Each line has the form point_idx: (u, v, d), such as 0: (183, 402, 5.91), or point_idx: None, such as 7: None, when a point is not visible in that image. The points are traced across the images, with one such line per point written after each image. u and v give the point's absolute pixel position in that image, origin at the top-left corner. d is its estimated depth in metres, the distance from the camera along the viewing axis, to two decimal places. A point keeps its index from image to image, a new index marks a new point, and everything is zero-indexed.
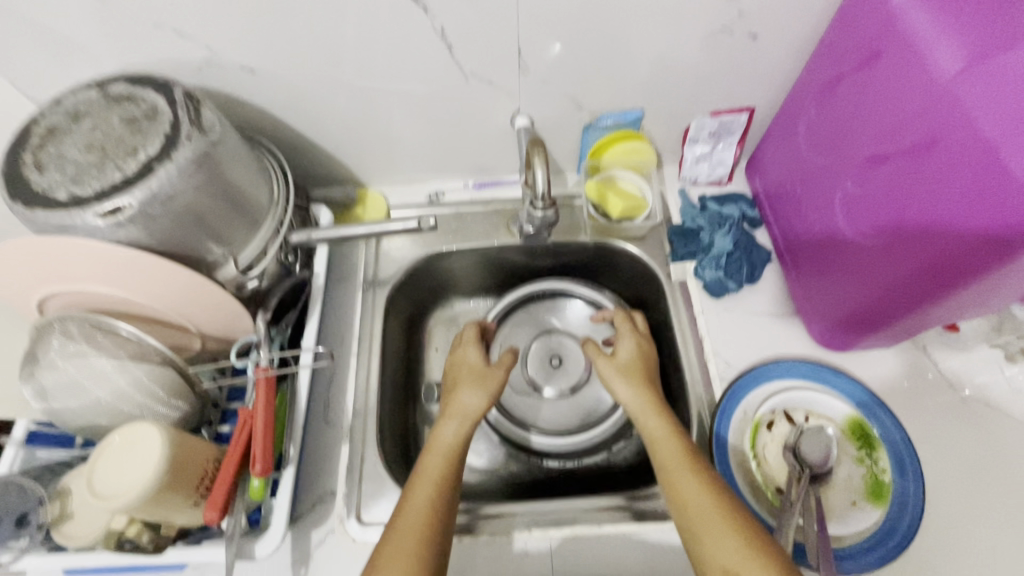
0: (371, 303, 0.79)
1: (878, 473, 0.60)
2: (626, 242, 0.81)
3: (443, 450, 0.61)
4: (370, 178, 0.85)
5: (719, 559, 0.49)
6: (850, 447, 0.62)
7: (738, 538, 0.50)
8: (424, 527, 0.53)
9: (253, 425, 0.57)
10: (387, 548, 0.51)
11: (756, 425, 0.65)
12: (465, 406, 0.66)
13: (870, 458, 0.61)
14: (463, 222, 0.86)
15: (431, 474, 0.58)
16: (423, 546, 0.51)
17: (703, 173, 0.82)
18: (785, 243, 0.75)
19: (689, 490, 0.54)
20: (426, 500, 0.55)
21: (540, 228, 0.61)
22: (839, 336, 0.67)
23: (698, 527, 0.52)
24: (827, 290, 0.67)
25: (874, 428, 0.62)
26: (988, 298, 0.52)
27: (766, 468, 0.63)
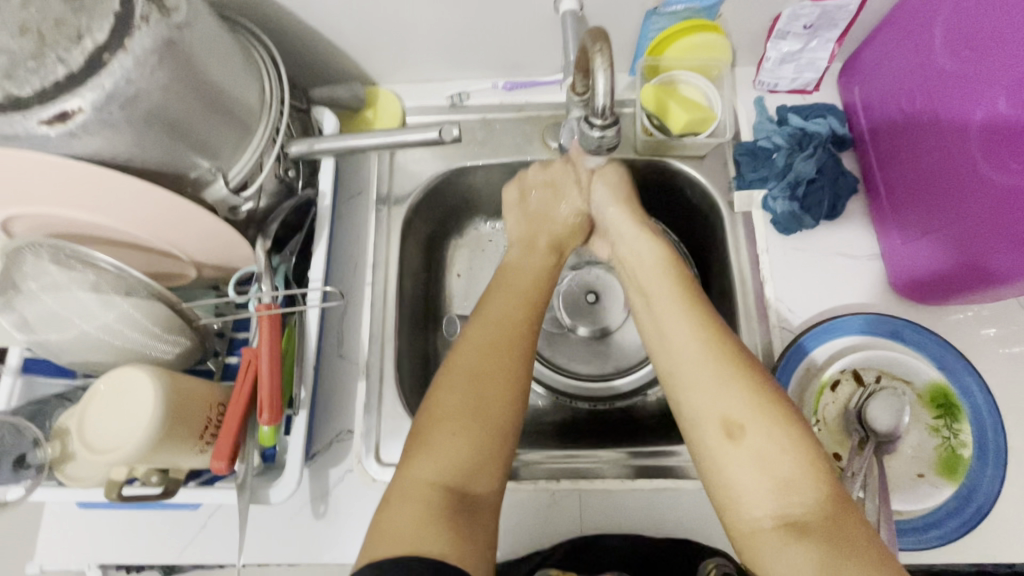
0: (386, 224, 0.70)
1: (955, 447, 0.54)
2: (683, 162, 0.69)
3: (518, 269, 0.61)
4: (381, 73, 0.72)
5: (717, 411, 0.45)
6: (926, 415, 0.55)
7: (740, 387, 0.45)
8: (505, 350, 0.53)
9: (258, 366, 0.51)
10: (461, 364, 0.52)
11: (820, 384, 0.57)
12: (541, 227, 0.65)
13: (947, 429, 0.54)
14: (490, 132, 0.73)
15: (510, 291, 0.58)
16: (498, 365, 0.51)
17: (786, 77, 0.67)
18: (880, 172, 0.63)
19: (685, 339, 0.49)
20: (506, 318, 0.55)
21: (596, 154, 0.47)
22: (933, 288, 0.58)
23: (692, 380, 0.47)
24: (933, 233, 0.56)
25: (958, 396, 0.55)
26: None
27: (824, 430, 0.56)
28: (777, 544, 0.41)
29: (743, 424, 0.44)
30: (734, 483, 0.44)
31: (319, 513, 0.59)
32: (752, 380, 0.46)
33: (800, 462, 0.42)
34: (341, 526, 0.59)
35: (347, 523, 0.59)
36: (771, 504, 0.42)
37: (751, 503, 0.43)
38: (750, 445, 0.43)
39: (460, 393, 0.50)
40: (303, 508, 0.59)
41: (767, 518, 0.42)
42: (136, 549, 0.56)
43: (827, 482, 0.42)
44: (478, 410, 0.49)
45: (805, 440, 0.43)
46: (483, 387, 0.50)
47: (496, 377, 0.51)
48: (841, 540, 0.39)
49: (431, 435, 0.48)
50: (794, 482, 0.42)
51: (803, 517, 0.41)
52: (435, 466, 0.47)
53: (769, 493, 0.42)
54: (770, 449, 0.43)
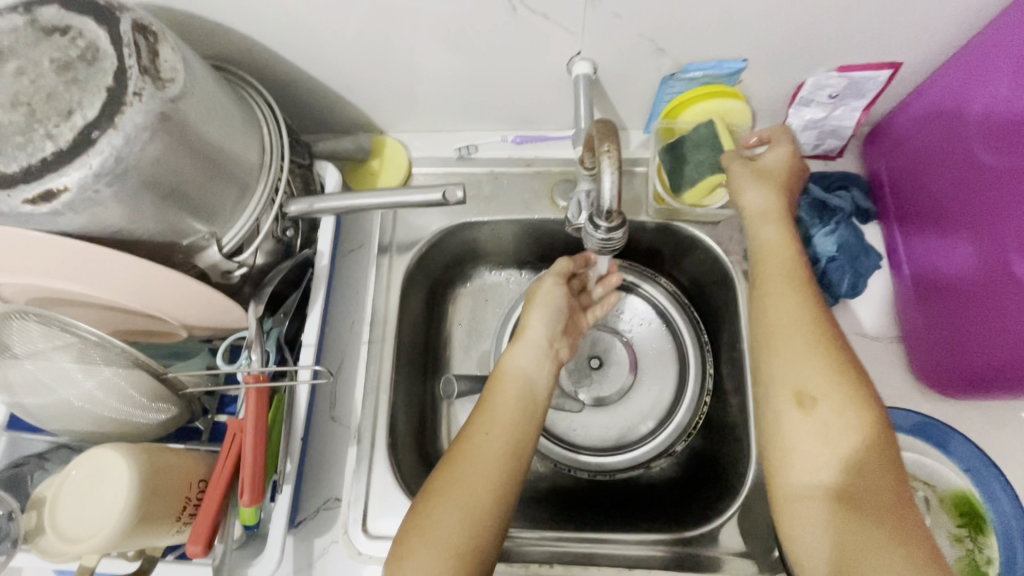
0: (386, 278, 0.68)
1: (980, 562, 0.50)
2: (696, 226, 0.66)
3: (518, 383, 0.54)
4: (389, 123, 0.70)
5: (791, 382, 0.47)
6: (948, 522, 0.51)
7: (825, 360, 0.47)
8: (500, 475, 0.49)
9: (242, 442, 0.49)
10: (445, 481, 0.49)
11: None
12: (538, 331, 0.58)
13: (972, 541, 0.50)
14: (498, 186, 0.71)
15: (502, 412, 0.52)
16: (475, 505, 0.47)
17: (807, 143, 0.64)
18: (906, 254, 0.59)
19: (787, 309, 0.50)
20: (497, 449, 0.50)
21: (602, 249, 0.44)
22: (959, 386, 0.54)
23: (782, 343, 0.48)
24: (961, 331, 0.52)
25: (984, 505, 0.51)
26: None
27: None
28: (820, 507, 0.44)
29: (815, 395, 0.46)
30: (796, 449, 0.45)
31: None
32: (835, 360, 0.47)
33: (870, 438, 0.44)
34: None
35: None
36: (828, 471, 0.44)
37: (805, 468, 0.45)
38: (824, 409, 0.45)
39: (448, 508, 0.47)
40: None
41: (820, 485, 0.44)
42: None
43: (890, 458, 0.44)
44: (448, 538, 0.46)
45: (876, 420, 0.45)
46: (458, 525, 0.46)
47: (470, 517, 0.47)
48: (881, 511, 0.42)
49: (401, 556, 0.46)
50: (855, 450, 0.44)
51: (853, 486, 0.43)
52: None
53: (825, 465, 0.44)
54: (840, 421, 0.45)
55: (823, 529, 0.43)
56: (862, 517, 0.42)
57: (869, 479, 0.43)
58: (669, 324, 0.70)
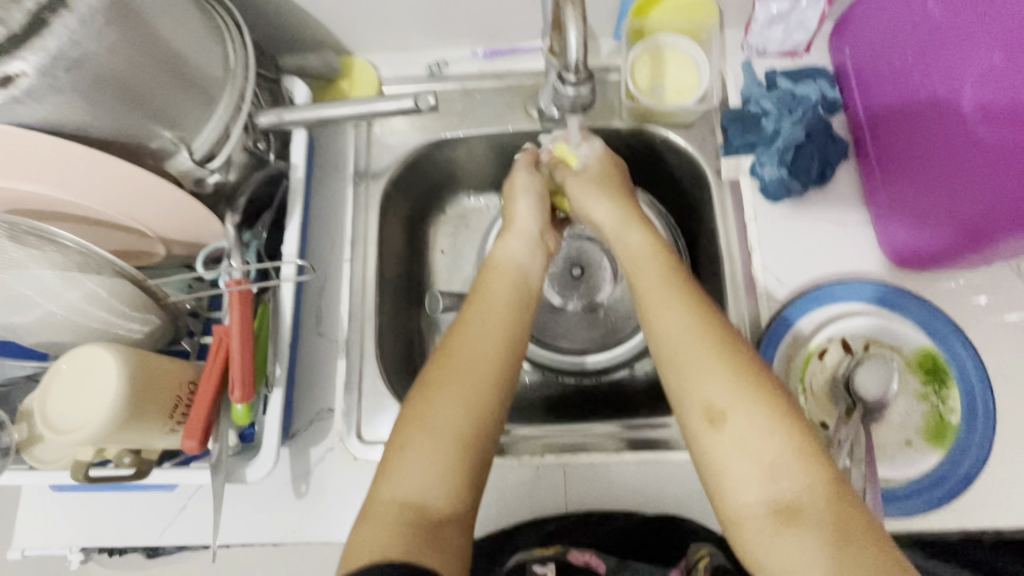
0: (364, 198, 0.68)
1: (943, 414, 0.53)
2: (669, 129, 0.67)
3: (508, 269, 0.57)
4: (355, 42, 0.69)
5: (668, 322, 0.47)
6: (915, 382, 0.54)
7: (683, 306, 0.47)
8: (497, 350, 0.51)
9: (229, 345, 0.50)
10: (439, 376, 0.49)
11: (807, 353, 0.56)
12: (528, 219, 0.61)
13: (936, 396, 0.53)
14: (470, 102, 0.70)
15: (496, 297, 0.54)
16: (474, 390, 0.48)
17: (774, 39, 0.65)
18: (871, 138, 0.61)
19: (643, 250, 0.53)
20: (489, 332, 0.51)
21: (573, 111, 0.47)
22: (922, 256, 0.57)
23: (650, 297, 0.49)
24: (924, 199, 0.54)
25: (947, 362, 0.54)
26: None
27: (812, 400, 0.55)
28: (704, 434, 0.42)
29: (681, 331, 0.46)
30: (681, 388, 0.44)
31: (300, 493, 0.58)
32: (699, 301, 0.48)
33: (735, 370, 0.43)
34: (322, 505, 0.58)
35: (328, 503, 0.58)
36: (707, 396, 0.43)
37: (694, 395, 0.43)
38: (683, 358, 0.45)
39: (442, 400, 0.47)
40: (284, 489, 0.58)
41: (699, 414, 0.43)
42: (117, 530, 0.56)
43: (757, 376, 0.43)
44: (442, 425, 0.46)
45: (742, 360, 0.44)
46: (456, 414, 0.47)
47: (469, 405, 0.47)
48: (756, 429, 0.41)
49: (398, 450, 0.46)
50: (726, 384, 0.43)
51: (727, 410, 0.42)
52: (403, 484, 0.45)
53: (710, 392, 0.43)
54: (699, 362, 0.44)
55: (728, 460, 0.41)
56: (742, 435, 0.41)
57: (736, 402, 0.42)
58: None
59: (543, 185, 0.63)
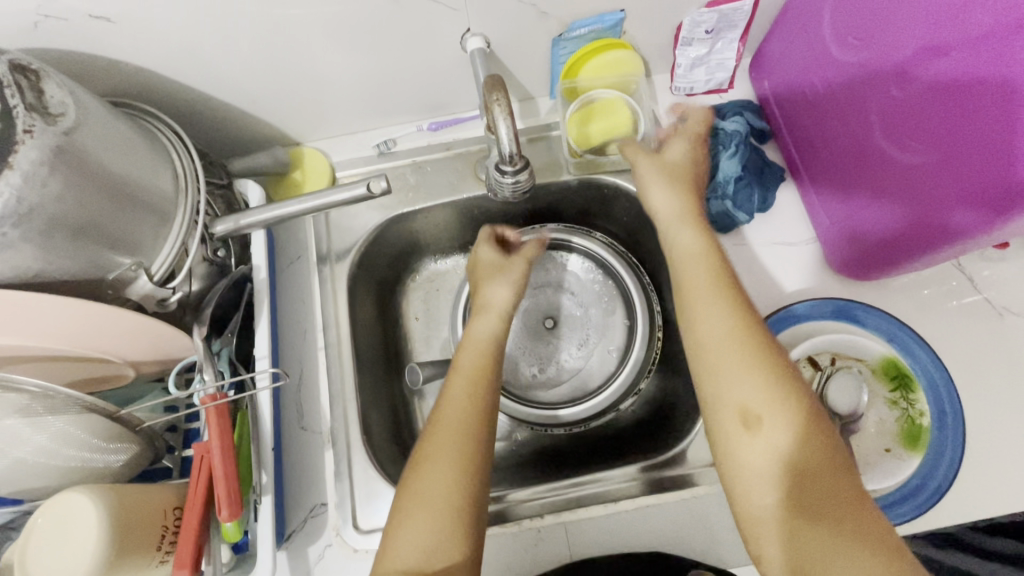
0: (331, 283, 0.68)
1: (915, 416, 0.55)
2: (615, 175, 0.70)
3: (479, 340, 0.59)
4: (303, 133, 0.71)
5: (702, 326, 0.49)
6: (883, 388, 0.57)
7: (725, 310, 0.48)
8: (473, 424, 0.53)
9: (211, 463, 0.49)
10: (427, 452, 0.51)
11: None
12: (502, 300, 0.63)
13: (905, 400, 0.56)
14: (422, 174, 0.72)
15: (467, 365, 0.57)
16: (459, 458, 0.50)
17: (699, 80, 0.69)
18: (802, 162, 0.64)
19: (691, 249, 0.53)
20: (464, 399, 0.54)
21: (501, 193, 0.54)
22: (864, 267, 0.60)
23: (691, 298, 0.50)
24: (855, 217, 0.58)
25: (908, 364, 0.56)
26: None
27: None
28: (736, 437, 0.44)
29: (711, 334, 0.48)
30: (720, 387, 0.46)
31: None
32: (739, 300, 0.49)
33: (767, 373, 0.45)
34: None
35: None
36: (744, 396, 0.45)
37: (728, 391, 0.45)
38: (721, 359, 0.46)
39: (435, 473, 0.50)
40: None
41: (729, 411, 0.45)
42: None
43: (798, 389, 0.44)
44: (434, 499, 0.49)
45: (778, 363, 0.45)
46: (447, 489, 0.49)
47: (460, 482, 0.49)
48: (786, 436, 0.43)
49: (397, 528, 0.48)
50: (763, 389, 0.44)
51: (762, 416, 0.44)
52: (404, 558, 0.47)
53: (751, 391, 0.45)
54: (735, 365, 0.46)
55: (761, 459, 0.43)
56: (775, 436, 0.43)
57: (772, 408, 0.44)
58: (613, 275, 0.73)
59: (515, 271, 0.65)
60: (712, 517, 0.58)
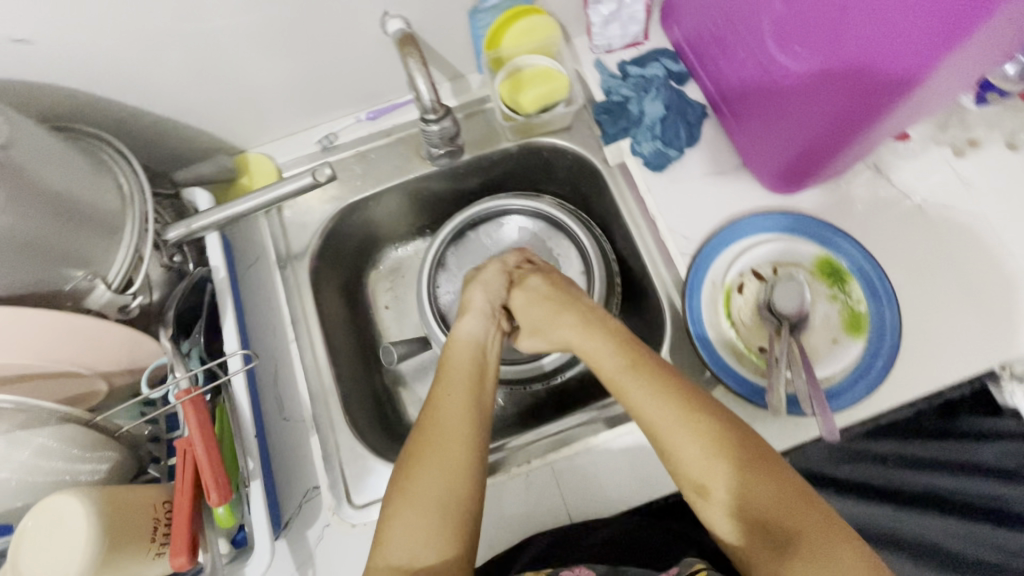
0: (294, 280, 0.70)
1: (853, 305, 0.59)
2: (551, 135, 0.73)
3: (467, 342, 0.60)
4: (245, 139, 0.73)
5: (639, 415, 0.51)
6: (823, 287, 0.60)
7: (648, 386, 0.51)
8: (468, 423, 0.53)
9: (194, 454, 0.50)
10: (419, 451, 0.52)
11: (727, 291, 0.62)
12: (479, 302, 0.62)
13: (842, 293, 0.59)
14: (368, 162, 0.75)
15: (456, 373, 0.57)
16: (454, 464, 0.51)
17: (615, 36, 0.72)
18: (719, 93, 0.68)
19: (597, 347, 0.56)
20: (457, 404, 0.54)
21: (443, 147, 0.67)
22: (789, 180, 0.64)
23: (619, 387, 0.53)
24: (770, 134, 0.62)
25: (842, 261, 0.60)
26: (929, 94, 0.49)
27: (744, 331, 0.61)
28: (703, 506, 0.48)
29: (649, 417, 0.51)
30: (671, 464, 0.49)
31: None
32: (662, 380, 0.52)
33: (710, 435, 0.48)
34: None
35: None
36: (693, 472, 0.47)
37: (682, 468, 0.48)
38: (674, 440, 0.49)
39: (427, 472, 0.50)
40: None
41: (690, 487, 0.48)
42: None
43: (733, 444, 0.47)
44: (425, 495, 0.49)
45: (707, 431, 0.48)
46: (438, 489, 0.49)
47: (449, 481, 0.50)
48: (739, 492, 0.46)
49: (389, 525, 0.49)
50: (703, 458, 0.47)
51: (709, 486, 0.47)
52: (395, 551, 0.48)
53: (694, 464, 0.47)
54: (678, 440, 0.48)
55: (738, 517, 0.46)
56: (737, 491, 0.46)
57: (718, 479, 0.46)
58: (564, 231, 0.75)
59: (497, 281, 0.65)
60: None
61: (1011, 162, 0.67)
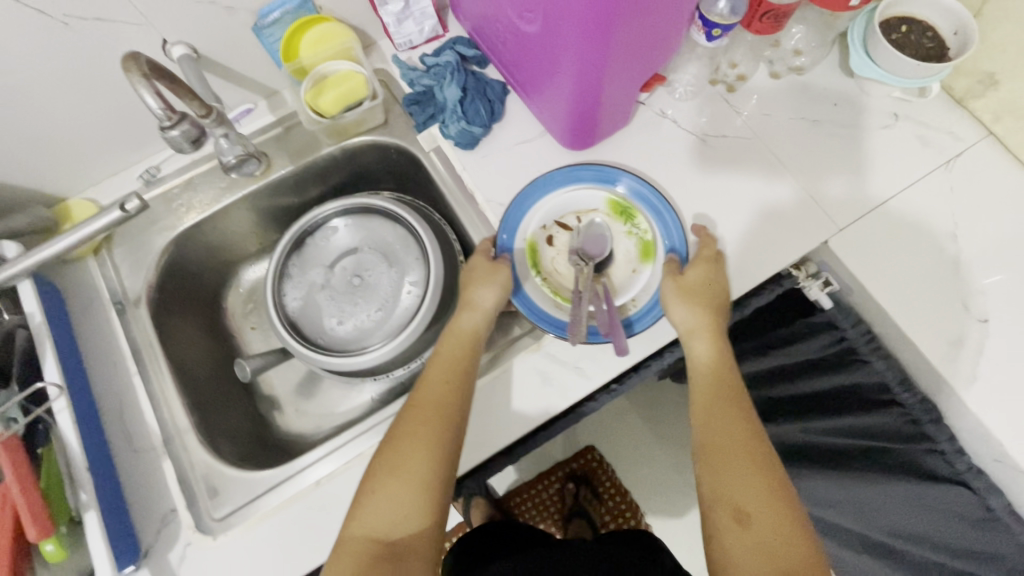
0: (134, 316, 0.70)
1: (643, 236, 0.68)
2: (369, 133, 0.77)
3: (459, 336, 0.64)
4: (63, 186, 0.72)
5: (708, 433, 0.56)
6: (619, 224, 0.69)
7: (731, 418, 0.56)
8: (438, 414, 0.57)
9: (10, 497, 0.49)
10: (405, 425, 0.57)
11: (537, 244, 0.68)
12: (488, 302, 0.65)
13: (633, 227, 0.69)
14: (194, 188, 0.76)
15: (446, 357, 0.62)
16: (443, 452, 0.55)
17: (413, 32, 0.75)
18: (507, 69, 0.73)
19: (706, 355, 0.61)
20: (439, 388, 0.60)
21: (183, 147, 0.55)
22: (575, 135, 0.70)
23: (704, 405, 0.58)
24: (546, 96, 0.68)
25: (630, 199, 0.69)
26: (637, 32, 0.56)
27: (556, 276, 0.68)
28: (725, 530, 0.51)
29: (719, 437, 0.55)
30: (717, 476, 0.53)
31: None
32: (744, 414, 0.57)
33: (770, 481, 0.52)
34: None
35: None
36: (741, 494, 0.52)
37: (728, 487, 0.52)
38: (728, 461, 0.54)
39: (408, 444, 0.56)
40: None
41: (722, 505, 0.52)
42: None
43: (786, 494, 0.52)
44: (408, 468, 0.54)
45: (771, 474, 0.53)
46: (423, 465, 0.54)
47: (432, 456, 0.55)
48: (773, 538, 0.49)
49: (371, 496, 0.53)
50: (757, 492, 0.51)
51: (751, 515, 0.50)
52: (368, 521, 0.52)
53: (744, 491, 0.52)
54: (733, 464, 0.53)
55: (743, 558, 0.49)
56: (763, 536, 0.49)
57: (762, 515, 0.50)
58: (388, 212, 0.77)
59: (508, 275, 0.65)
60: (524, 384, 0.65)
61: (775, 89, 0.76)
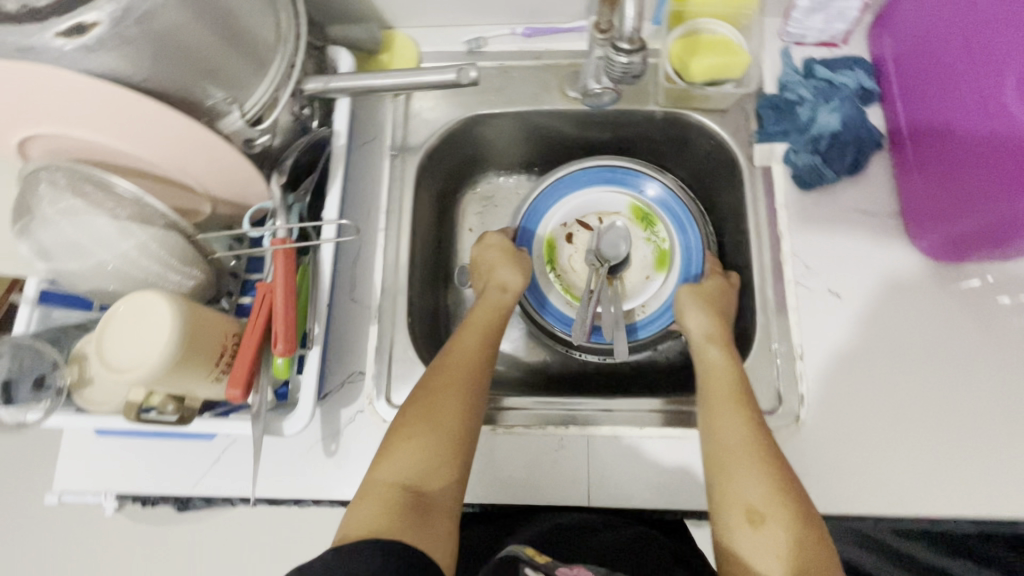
0: (401, 171, 0.69)
1: (660, 245, 0.74)
2: (703, 113, 0.68)
3: (491, 307, 0.64)
4: (398, 17, 0.70)
5: (723, 438, 0.52)
6: (639, 230, 0.75)
7: (743, 418, 0.53)
8: (469, 365, 0.57)
9: (273, 299, 0.51)
10: (429, 379, 0.56)
11: (559, 242, 0.75)
12: (508, 279, 0.67)
13: (652, 233, 0.74)
14: (508, 79, 0.71)
15: (479, 323, 0.62)
16: (469, 402, 0.54)
17: (814, 28, 0.65)
18: (907, 128, 0.61)
19: (718, 361, 0.58)
20: (472, 338, 0.60)
21: (622, 78, 0.59)
22: (952, 248, 0.58)
23: (716, 405, 0.55)
24: (954, 194, 0.55)
25: (652, 206, 0.74)
26: None
27: (570, 275, 0.74)
28: (745, 534, 0.47)
29: (731, 443, 0.52)
30: (737, 483, 0.49)
31: (330, 452, 0.60)
32: (752, 414, 0.53)
33: (781, 482, 0.48)
34: (350, 467, 0.59)
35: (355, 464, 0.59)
36: (759, 497, 0.48)
37: (750, 493, 0.48)
38: (743, 463, 0.50)
39: (424, 393, 0.54)
40: (314, 447, 0.60)
41: (740, 508, 0.48)
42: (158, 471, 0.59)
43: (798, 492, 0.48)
44: (436, 417, 0.52)
45: (785, 475, 0.49)
46: (453, 415, 0.53)
47: (462, 409, 0.54)
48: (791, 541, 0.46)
49: (399, 438, 0.51)
50: (771, 492, 0.48)
51: (767, 514, 0.47)
52: (392, 468, 0.50)
53: (765, 492, 0.48)
54: (747, 467, 0.50)
55: (757, 556, 0.46)
56: (777, 539, 0.46)
57: (777, 513, 0.47)
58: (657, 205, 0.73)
59: (521, 270, 0.68)
60: None
61: None
